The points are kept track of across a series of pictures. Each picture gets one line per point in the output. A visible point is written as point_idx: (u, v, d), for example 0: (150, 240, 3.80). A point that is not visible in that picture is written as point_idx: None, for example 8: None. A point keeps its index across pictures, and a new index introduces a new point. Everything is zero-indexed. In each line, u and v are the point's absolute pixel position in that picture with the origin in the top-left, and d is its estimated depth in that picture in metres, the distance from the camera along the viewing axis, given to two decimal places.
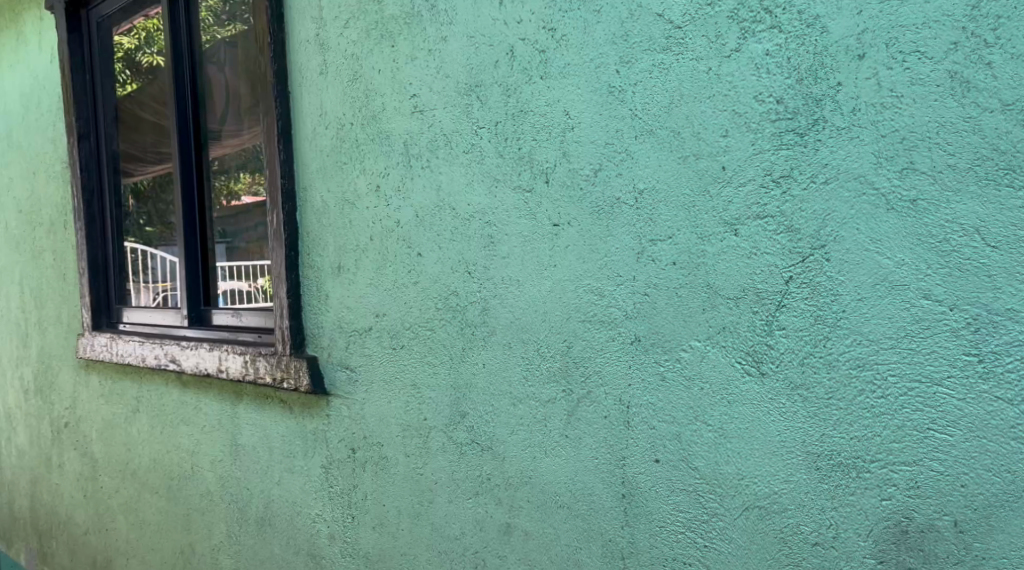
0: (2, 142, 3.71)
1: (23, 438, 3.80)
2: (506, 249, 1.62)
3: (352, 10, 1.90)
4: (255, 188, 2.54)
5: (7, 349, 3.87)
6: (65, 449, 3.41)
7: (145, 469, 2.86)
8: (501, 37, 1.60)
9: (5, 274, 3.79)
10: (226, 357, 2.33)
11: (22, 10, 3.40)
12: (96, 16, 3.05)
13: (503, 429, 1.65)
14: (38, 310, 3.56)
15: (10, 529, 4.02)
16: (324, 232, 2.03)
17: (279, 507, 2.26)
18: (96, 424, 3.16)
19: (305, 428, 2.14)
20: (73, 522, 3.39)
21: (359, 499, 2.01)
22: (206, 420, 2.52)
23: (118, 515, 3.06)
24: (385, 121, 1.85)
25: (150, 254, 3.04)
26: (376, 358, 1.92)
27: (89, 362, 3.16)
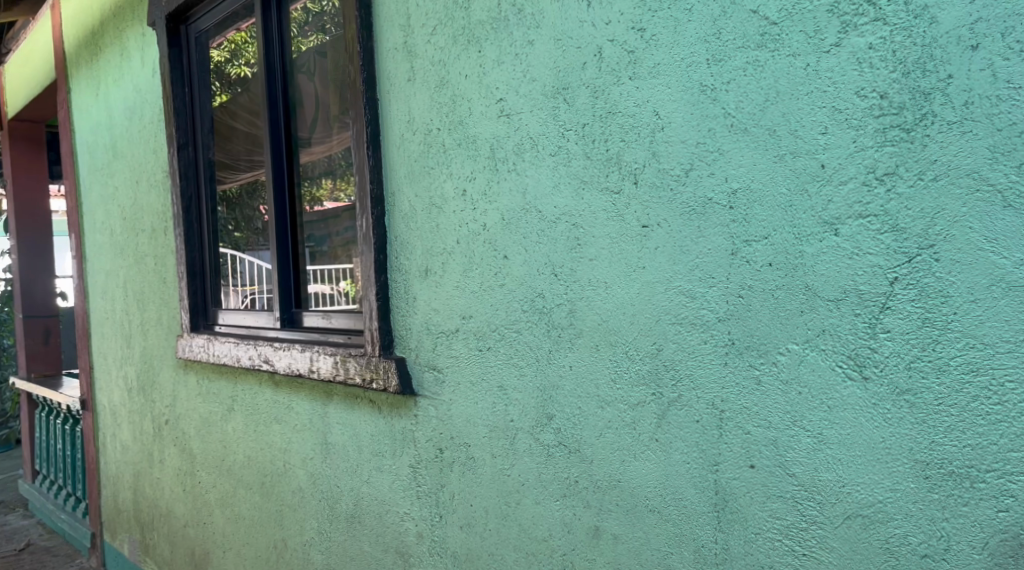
0: (108, 152, 3.91)
1: (126, 433, 4.00)
2: (593, 250, 1.62)
3: (439, 16, 1.93)
4: (337, 194, 2.63)
5: (113, 349, 4.08)
6: (165, 445, 3.57)
7: (240, 465, 2.96)
8: (590, 39, 1.60)
9: (113, 278, 4.00)
10: (317, 358, 2.40)
11: (125, 27, 3.58)
12: (195, 31, 3.17)
13: (591, 432, 1.65)
14: (140, 312, 3.74)
15: (114, 521, 4.23)
16: (412, 236, 2.06)
17: (368, 504, 2.31)
18: (194, 422, 3.29)
19: (393, 428, 2.18)
20: (173, 515, 3.54)
21: (446, 498, 2.03)
22: (298, 418, 2.60)
23: (215, 510, 3.18)
24: (472, 126, 1.87)
25: (237, 258, 3.16)
26: (463, 359, 1.94)
27: (187, 362, 3.30)
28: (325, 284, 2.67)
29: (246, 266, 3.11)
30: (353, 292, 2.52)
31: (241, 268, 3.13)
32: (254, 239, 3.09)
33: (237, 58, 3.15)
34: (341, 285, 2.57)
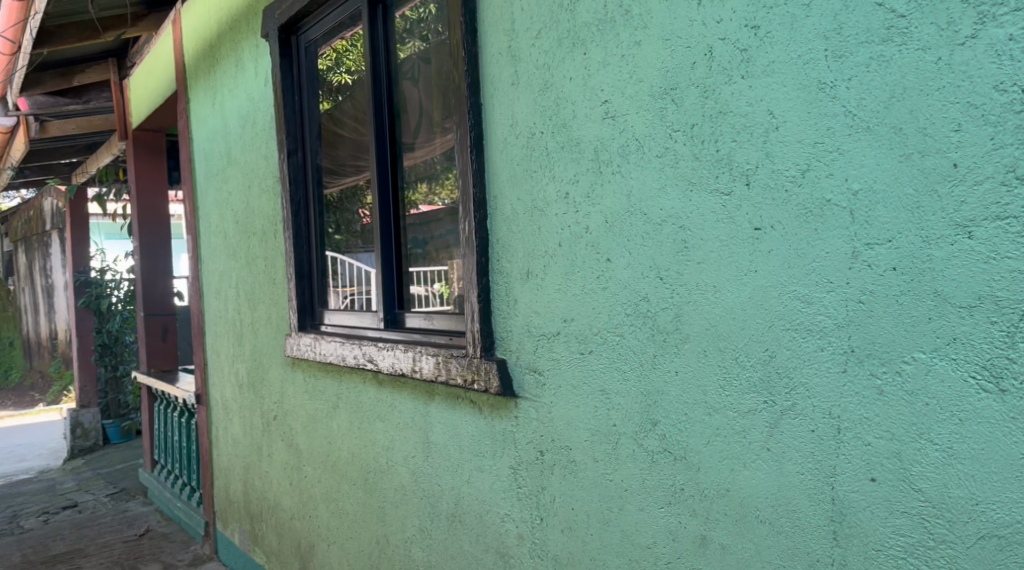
0: (222, 159, 4.09)
1: (238, 427, 4.17)
2: (701, 253, 1.59)
3: (544, 20, 1.93)
4: (431, 198, 2.75)
5: (226, 347, 4.27)
6: (274, 439, 3.70)
7: (345, 461, 3.04)
8: (700, 38, 1.57)
9: (226, 278, 4.18)
10: (419, 358, 2.44)
11: (240, 39, 3.74)
12: (304, 41, 3.29)
13: (698, 439, 1.62)
14: (251, 312, 3.89)
15: (226, 510, 4.41)
16: (514, 238, 2.07)
17: (469, 504, 2.33)
18: (301, 418, 3.40)
19: (494, 428, 2.19)
20: (281, 507, 3.67)
21: (547, 501, 2.03)
22: (400, 416, 2.65)
23: (320, 504, 3.27)
24: (576, 128, 1.86)
25: (337, 259, 3.28)
26: (565, 362, 1.94)
27: (295, 359, 3.41)
28: (421, 286, 2.76)
29: (345, 267, 3.24)
30: (447, 294, 2.62)
31: (344, 270, 3.24)
32: (356, 241, 3.20)
33: (340, 66, 3.24)
34: (437, 287, 2.67)
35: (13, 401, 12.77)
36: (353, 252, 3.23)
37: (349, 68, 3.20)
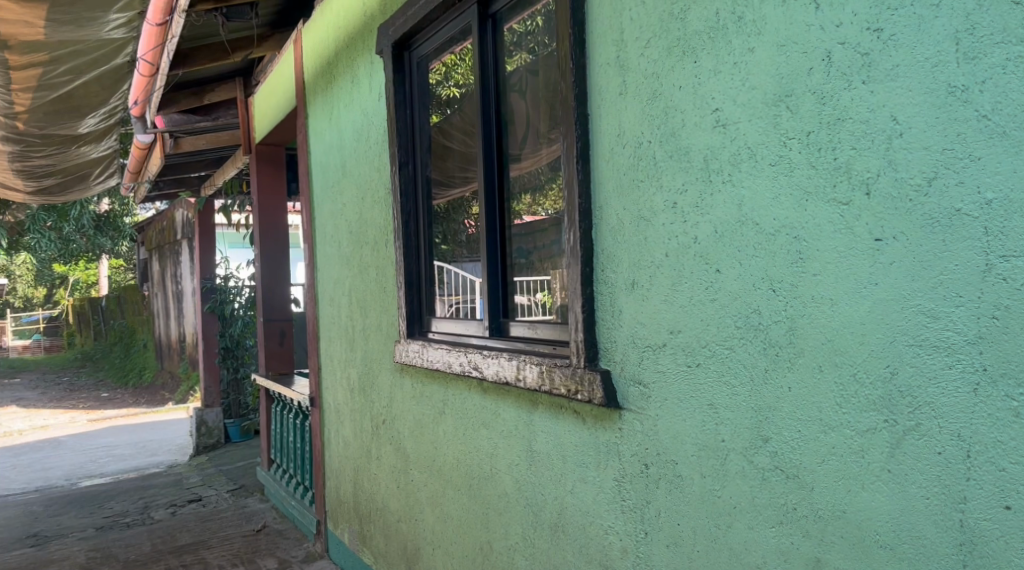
0: (337, 171, 4.24)
1: (348, 430, 4.29)
2: (816, 265, 1.54)
3: (653, 29, 1.91)
4: (534, 208, 2.74)
5: (339, 351, 4.41)
6: (382, 443, 3.79)
7: (450, 466, 3.09)
8: (817, 43, 1.52)
9: (340, 286, 4.33)
10: (524, 367, 2.46)
11: (355, 56, 3.87)
12: (417, 57, 3.37)
13: (812, 458, 1.56)
14: (362, 318, 4.01)
15: (336, 510, 4.55)
16: (619, 249, 2.05)
17: (572, 514, 2.32)
18: (408, 422, 3.48)
19: (598, 439, 2.17)
20: (388, 510, 3.75)
21: (652, 515, 2.00)
22: (504, 424, 2.67)
23: (426, 507, 3.33)
24: (684, 137, 1.84)
25: (444, 268, 3.35)
26: (671, 375, 1.90)
27: (403, 366, 3.49)
28: (524, 296, 2.78)
29: (450, 276, 3.32)
30: (550, 304, 2.62)
31: (449, 279, 3.32)
32: (461, 251, 3.24)
33: (450, 79, 3.30)
34: (539, 296, 2.68)
35: (145, 399, 13.63)
36: (458, 260, 3.29)
37: (457, 81, 3.26)
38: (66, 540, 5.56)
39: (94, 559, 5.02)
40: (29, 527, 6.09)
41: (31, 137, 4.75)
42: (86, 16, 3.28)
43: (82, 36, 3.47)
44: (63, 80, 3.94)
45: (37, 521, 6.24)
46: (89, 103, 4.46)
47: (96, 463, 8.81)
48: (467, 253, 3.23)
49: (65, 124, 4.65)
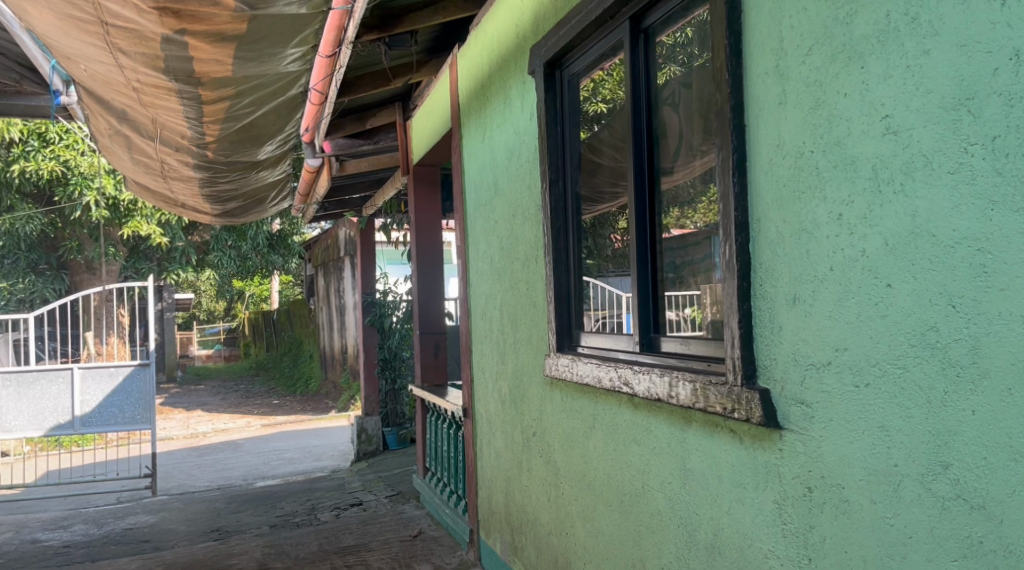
0: (490, 189, 4.35)
1: (500, 441, 4.37)
2: (1004, 278, 1.47)
3: (817, 35, 1.84)
4: (682, 222, 2.73)
5: (491, 364, 4.50)
6: (533, 455, 3.83)
7: (601, 481, 3.08)
8: (1004, 42, 1.47)
9: (491, 300, 4.43)
10: (677, 384, 2.42)
11: (508, 75, 3.96)
12: (568, 74, 3.41)
13: (1002, 488, 1.48)
14: (513, 332, 4.08)
15: (488, 520, 4.63)
16: (779, 263, 1.99)
17: (728, 536, 2.25)
18: (558, 436, 3.50)
19: (756, 460, 2.10)
20: (539, 522, 3.78)
21: (816, 541, 1.91)
22: (657, 441, 2.63)
23: (576, 522, 3.34)
24: (850, 146, 1.76)
25: (591, 284, 3.38)
26: (836, 395, 1.82)
27: (553, 380, 3.52)
28: (674, 311, 2.76)
29: (598, 292, 3.36)
30: (699, 320, 2.61)
31: (596, 294, 3.37)
32: (608, 266, 3.31)
33: (597, 95, 3.34)
34: (688, 312, 2.67)
35: (312, 406, 14.45)
36: (604, 275, 3.32)
37: (605, 97, 3.30)
38: (244, 536, 5.96)
39: (268, 555, 5.36)
40: (213, 522, 6.58)
41: (218, 165, 5.15)
42: (267, 52, 3.53)
43: (263, 71, 3.73)
44: (246, 111, 4.26)
45: (219, 517, 6.73)
46: (267, 131, 4.80)
47: (269, 465, 9.42)
48: (614, 267, 3.28)
49: (247, 152, 5.02)
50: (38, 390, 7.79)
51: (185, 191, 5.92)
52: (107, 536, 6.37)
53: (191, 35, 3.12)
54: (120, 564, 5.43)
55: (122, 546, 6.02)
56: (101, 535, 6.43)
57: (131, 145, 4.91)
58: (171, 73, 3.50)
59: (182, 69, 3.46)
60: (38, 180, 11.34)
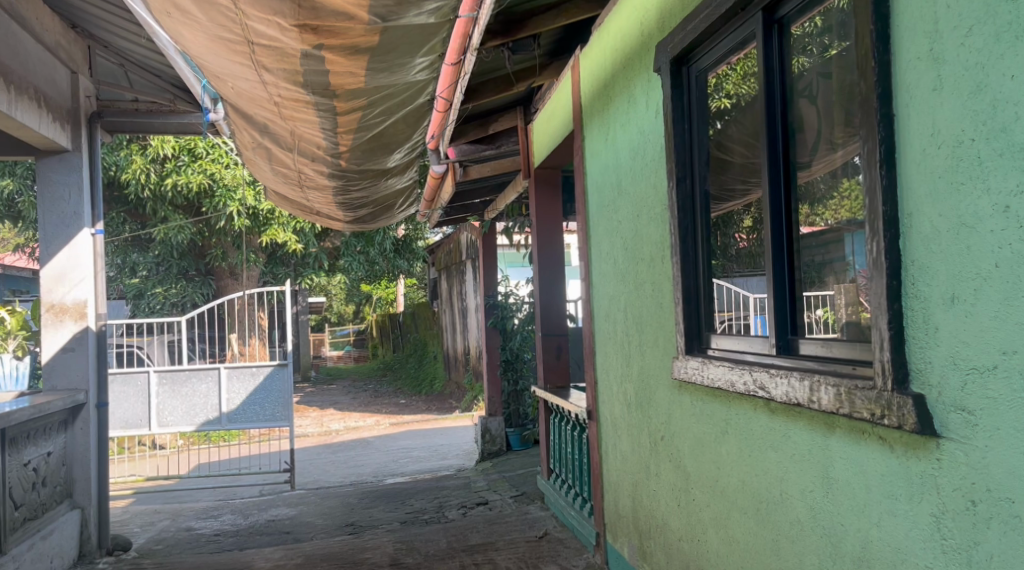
0: (614, 189, 4.30)
1: (625, 444, 4.32)
2: None
3: (978, 14, 1.74)
4: (812, 218, 2.65)
5: (615, 366, 4.45)
6: (662, 460, 3.76)
7: (734, 488, 2.98)
8: None
9: (616, 302, 4.38)
10: (818, 388, 2.32)
11: (632, 74, 3.91)
12: (696, 70, 3.33)
13: None
14: (639, 334, 4.02)
15: (614, 524, 4.58)
16: (935, 260, 1.87)
17: (878, 549, 2.13)
18: (689, 440, 3.42)
19: (910, 470, 1.98)
20: (669, 528, 3.71)
21: (982, 559, 1.79)
22: (796, 448, 2.53)
23: (709, 528, 3.25)
24: (1020, 131, 1.66)
25: (720, 283, 3.31)
26: (1004, 401, 1.71)
27: (682, 383, 3.44)
28: (813, 311, 2.64)
29: (722, 292, 3.30)
30: (833, 321, 2.53)
31: (721, 293, 3.31)
32: (733, 265, 3.32)
33: (720, 92, 3.35)
34: (820, 313, 2.60)
35: (437, 406, 14.80)
36: (729, 275, 3.31)
37: (728, 93, 3.32)
38: (377, 531, 6.16)
39: (400, 550, 5.52)
40: (348, 516, 6.84)
41: (350, 173, 5.34)
42: (398, 62, 3.63)
43: (393, 80, 3.83)
44: (376, 121, 4.39)
45: (354, 512, 6.99)
46: (395, 139, 4.93)
47: (398, 463, 9.70)
48: (738, 268, 3.31)
49: (377, 161, 5.18)
50: (189, 388, 8.33)
51: (320, 199, 6.17)
52: (252, 527, 6.74)
53: (328, 48, 3.24)
54: (265, 553, 5.73)
55: (265, 537, 6.34)
56: (246, 525, 6.80)
57: (271, 157, 5.18)
58: (309, 87, 3.65)
59: (319, 82, 3.61)
60: (187, 193, 12.15)
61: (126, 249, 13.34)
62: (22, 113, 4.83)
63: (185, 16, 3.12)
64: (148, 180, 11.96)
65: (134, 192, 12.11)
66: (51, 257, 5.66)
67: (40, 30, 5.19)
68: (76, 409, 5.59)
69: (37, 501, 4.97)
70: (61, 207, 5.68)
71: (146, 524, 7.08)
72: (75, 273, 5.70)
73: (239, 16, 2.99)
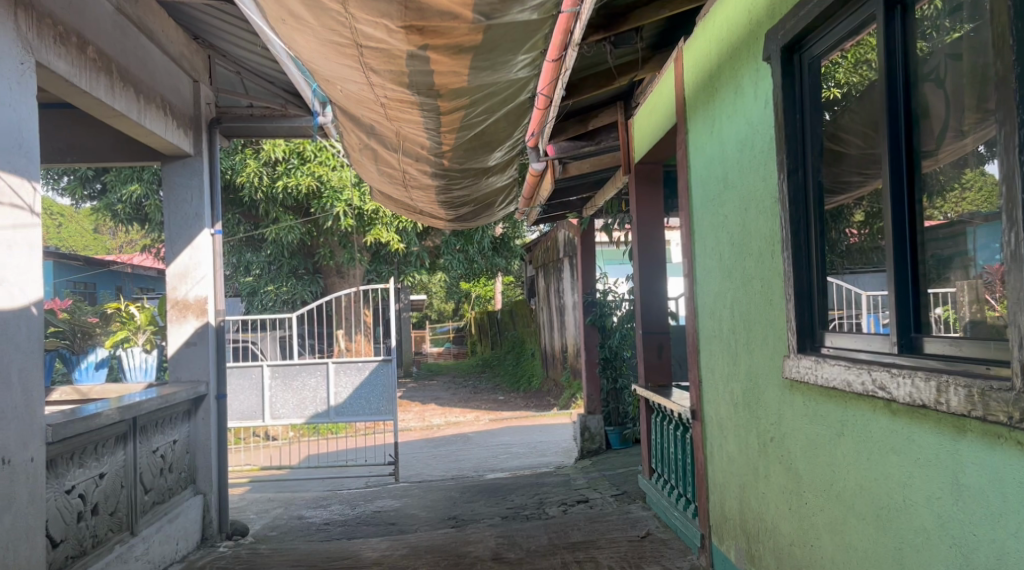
0: (720, 183, 4.20)
1: (732, 445, 4.21)
2: None
3: None
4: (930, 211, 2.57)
5: (721, 365, 4.35)
6: (772, 462, 3.64)
7: (852, 493, 2.86)
8: None
9: (721, 299, 4.28)
10: (945, 389, 2.21)
11: (740, 65, 3.80)
12: (808, 57, 3.20)
13: None
14: (747, 332, 3.91)
15: (721, 526, 4.47)
16: None
17: (1014, 560, 2.02)
18: (801, 442, 3.30)
19: None
20: (779, 532, 3.58)
21: None
22: (920, 452, 2.41)
23: (823, 534, 3.12)
24: None
25: (833, 281, 3.20)
26: None
27: (794, 383, 3.32)
28: (939, 308, 2.50)
29: (834, 288, 3.20)
30: (954, 320, 2.44)
31: (833, 292, 3.20)
32: (841, 263, 3.16)
33: (829, 79, 3.17)
34: (940, 312, 2.49)
35: (535, 404, 14.85)
36: (839, 272, 3.16)
37: (838, 81, 3.14)
38: (479, 525, 6.23)
39: (502, 545, 5.56)
40: (450, 510, 6.94)
41: (453, 173, 5.41)
42: (500, 60, 3.65)
43: (496, 78, 3.85)
44: (479, 119, 4.43)
45: (456, 506, 7.10)
46: (497, 137, 4.96)
47: (498, 458, 9.78)
48: (850, 265, 3.12)
49: (478, 159, 5.22)
50: (300, 381, 8.65)
51: (423, 199, 6.29)
52: (359, 517, 6.94)
53: (433, 49, 3.29)
54: (371, 543, 5.89)
55: (371, 527, 6.52)
56: (354, 515, 7.00)
57: (377, 158, 5.30)
58: (414, 88, 3.71)
59: (424, 83, 3.66)
60: (297, 194, 12.62)
61: (241, 249, 13.97)
62: (149, 121, 5.11)
63: (298, 23, 3.22)
64: (261, 183, 12.49)
65: (249, 194, 12.67)
66: (176, 256, 5.99)
67: (165, 42, 5.48)
68: (198, 399, 5.88)
69: (164, 486, 5.26)
70: (185, 209, 5.99)
71: (261, 511, 7.40)
72: (197, 271, 6.00)
73: (348, 21, 3.07)
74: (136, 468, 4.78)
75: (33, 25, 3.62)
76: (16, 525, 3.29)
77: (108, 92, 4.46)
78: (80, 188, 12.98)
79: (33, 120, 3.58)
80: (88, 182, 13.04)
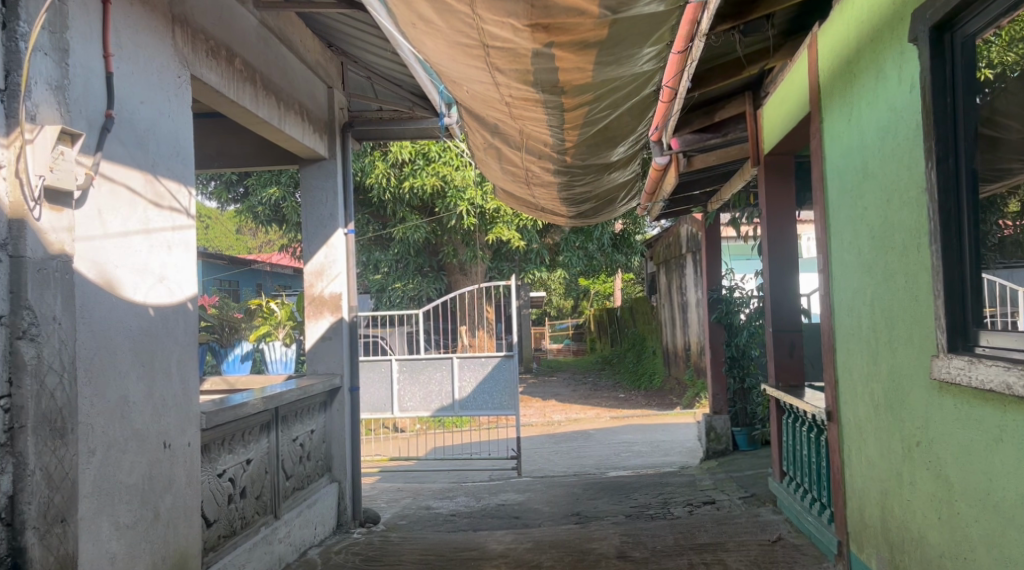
0: (859, 174, 4.01)
1: (873, 449, 4.01)
2: None
3: None
4: None
5: (860, 365, 4.15)
6: (918, 467, 3.45)
7: (1012, 504, 2.67)
8: None
9: (860, 296, 4.09)
10: None
11: (883, 48, 3.60)
12: (961, 36, 2.96)
13: None
14: (889, 331, 3.71)
15: (860, 533, 4.26)
16: None
17: None
18: (951, 448, 3.11)
19: None
20: (927, 542, 3.38)
21: None
22: None
23: (978, 546, 2.93)
24: None
25: (989, 280, 2.96)
26: None
27: (943, 385, 3.14)
28: None
29: (989, 286, 2.97)
30: None
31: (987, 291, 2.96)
32: (994, 255, 3.04)
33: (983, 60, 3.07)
34: None
35: (657, 402, 14.63)
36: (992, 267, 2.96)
37: (992, 62, 3.06)
38: (603, 523, 6.21)
39: (626, 544, 5.51)
40: (573, 506, 6.95)
41: (576, 169, 5.41)
42: (625, 54, 3.61)
43: (621, 73, 3.82)
44: (603, 115, 4.40)
45: (579, 502, 7.09)
46: (621, 132, 4.91)
47: (620, 456, 9.71)
48: (1003, 259, 3.06)
49: (602, 155, 5.19)
50: (426, 375, 8.88)
51: (545, 196, 6.31)
52: (484, 509, 7.05)
53: (559, 46, 3.29)
54: (496, 535, 5.98)
55: (496, 520, 6.61)
56: (479, 508, 7.12)
57: (501, 157, 5.37)
58: (539, 85, 3.73)
59: (548, 80, 3.66)
60: (423, 194, 12.95)
61: (371, 247, 14.47)
62: (289, 127, 5.37)
63: (428, 26, 3.30)
64: (389, 183, 12.90)
65: (377, 195, 13.11)
66: (311, 255, 6.25)
67: (303, 51, 5.75)
68: (333, 391, 6.13)
69: (303, 474, 5.53)
70: (320, 210, 6.26)
71: (391, 500, 7.64)
72: (332, 269, 6.25)
73: (476, 22, 3.12)
74: (278, 455, 5.03)
75: (188, 39, 3.88)
76: (176, 505, 3.54)
77: (252, 100, 4.72)
78: (226, 192, 13.76)
79: (187, 129, 3.83)
80: (233, 186, 13.82)
